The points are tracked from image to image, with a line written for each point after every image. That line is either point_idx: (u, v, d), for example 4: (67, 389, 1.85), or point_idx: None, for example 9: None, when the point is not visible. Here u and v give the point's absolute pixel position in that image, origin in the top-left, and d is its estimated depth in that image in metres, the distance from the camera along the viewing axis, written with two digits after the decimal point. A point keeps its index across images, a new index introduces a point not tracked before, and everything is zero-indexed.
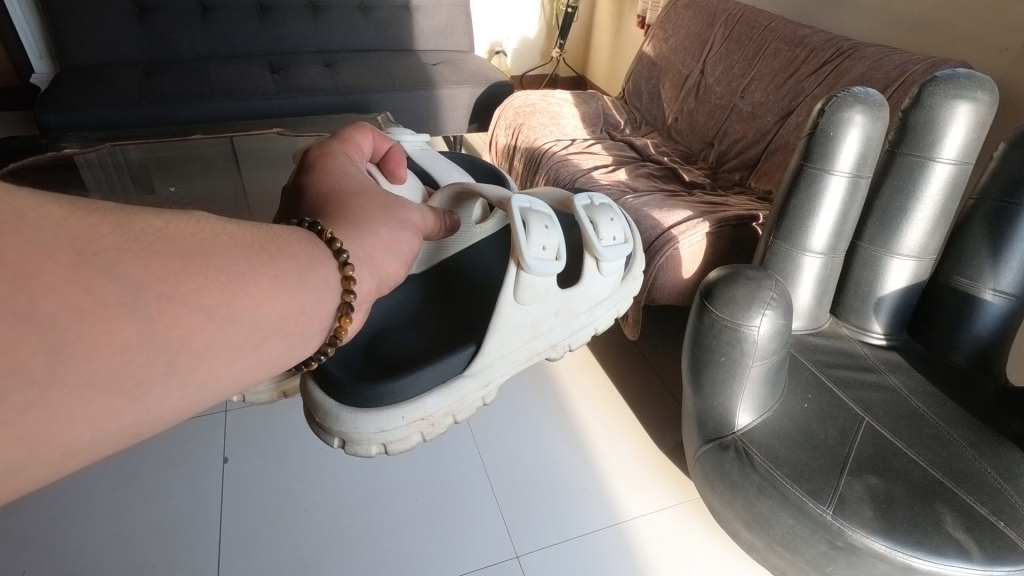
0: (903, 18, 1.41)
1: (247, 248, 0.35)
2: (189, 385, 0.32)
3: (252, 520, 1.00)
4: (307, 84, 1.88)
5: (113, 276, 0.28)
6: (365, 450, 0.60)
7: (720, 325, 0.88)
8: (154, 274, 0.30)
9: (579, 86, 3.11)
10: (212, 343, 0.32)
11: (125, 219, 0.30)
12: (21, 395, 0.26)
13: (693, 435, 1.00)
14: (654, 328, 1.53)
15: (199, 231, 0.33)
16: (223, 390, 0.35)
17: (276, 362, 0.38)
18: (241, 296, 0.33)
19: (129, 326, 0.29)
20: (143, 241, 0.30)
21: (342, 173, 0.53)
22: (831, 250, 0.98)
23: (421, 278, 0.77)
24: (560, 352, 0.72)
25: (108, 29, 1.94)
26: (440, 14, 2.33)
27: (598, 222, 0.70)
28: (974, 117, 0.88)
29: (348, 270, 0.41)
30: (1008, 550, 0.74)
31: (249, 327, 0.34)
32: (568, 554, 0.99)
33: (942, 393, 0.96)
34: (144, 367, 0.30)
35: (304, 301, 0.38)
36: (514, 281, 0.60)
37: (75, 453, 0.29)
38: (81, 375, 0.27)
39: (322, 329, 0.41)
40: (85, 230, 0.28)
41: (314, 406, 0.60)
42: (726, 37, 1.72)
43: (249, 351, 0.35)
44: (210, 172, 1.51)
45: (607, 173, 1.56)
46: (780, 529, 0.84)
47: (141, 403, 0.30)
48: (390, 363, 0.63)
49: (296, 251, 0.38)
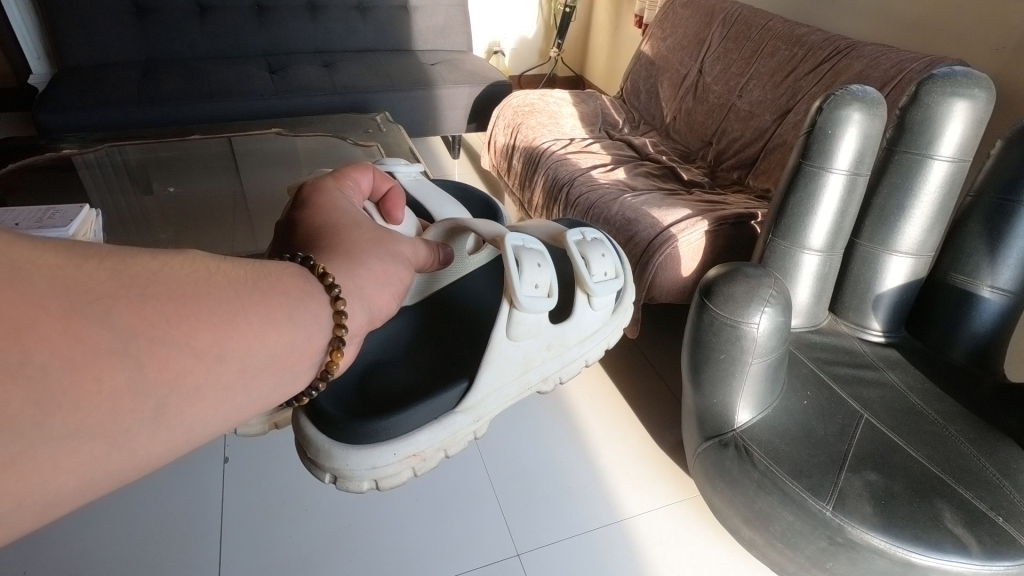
0: (899, 17, 1.41)
1: (240, 286, 0.35)
2: (176, 427, 0.32)
3: (250, 523, 1.01)
4: (307, 84, 1.88)
5: (105, 325, 0.28)
6: (355, 486, 0.58)
7: (719, 321, 0.88)
8: (145, 319, 0.30)
9: (577, 86, 3.12)
10: (202, 384, 0.32)
11: (122, 260, 0.30)
12: (9, 447, 0.26)
13: (693, 432, 1.00)
14: (653, 327, 1.53)
15: (193, 272, 0.33)
16: (213, 428, 0.34)
17: (267, 399, 0.37)
18: (232, 336, 0.33)
19: (119, 372, 0.29)
20: (139, 285, 0.30)
21: (336, 207, 0.52)
22: (830, 247, 0.98)
23: (414, 308, 0.77)
24: (550, 386, 0.72)
25: (106, 28, 1.94)
26: (439, 14, 2.33)
27: (590, 258, 0.70)
28: (970, 115, 0.89)
29: (340, 305, 0.41)
30: (1007, 544, 0.74)
31: (239, 365, 0.34)
32: (569, 553, 0.99)
33: (940, 389, 0.96)
34: (131, 412, 0.30)
35: (295, 337, 0.38)
36: (506, 318, 0.60)
37: (59, 501, 0.29)
38: (69, 425, 0.27)
39: (313, 363, 0.40)
40: (79, 278, 0.28)
41: (306, 442, 0.58)
42: (723, 37, 1.72)
43: (239, 390, 0.35)
44: (210, 172, 1.51)
45: (607, 172, 1.56)
46: (780, 526, 0.85)
47: (127, 447, 0.30)
48: (385, 401, 0.62)
49: (288, 287, 0.38)
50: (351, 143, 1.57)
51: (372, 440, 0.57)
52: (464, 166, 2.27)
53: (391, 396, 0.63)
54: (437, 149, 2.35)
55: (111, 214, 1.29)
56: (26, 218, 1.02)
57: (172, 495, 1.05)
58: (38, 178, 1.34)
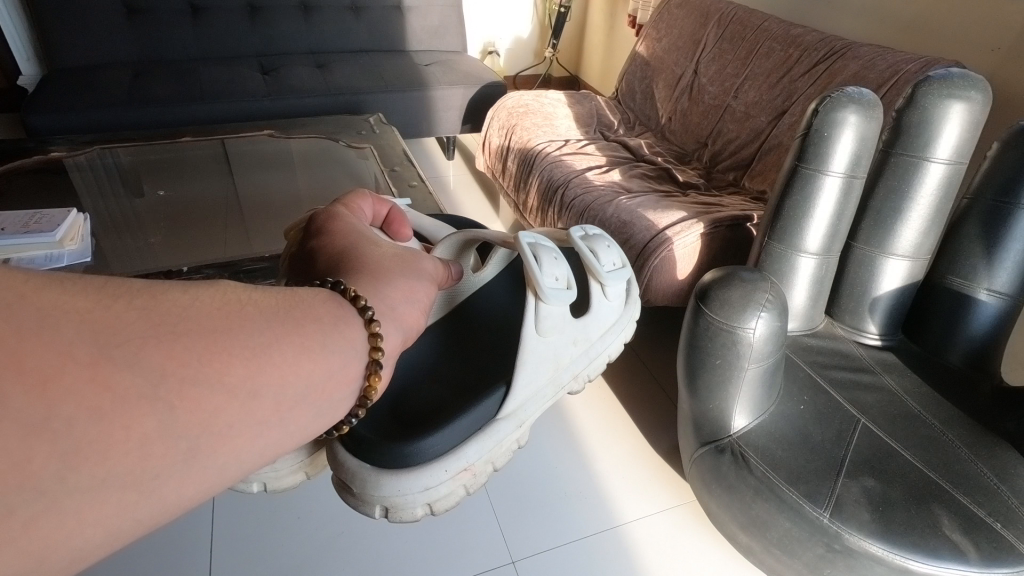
0: (894, 18, 1.41)
1: (272, 317, 0.34)
2: (209, 467, 0.31)
3: (246, 532, 0.99)
4: (299, 85, 1.86)
5: (134, 368, 0.27)
6: (409, 514, 0.56)
7: (715, 326, 0.87)
8: (175, 360, 0.28)
9: (573, 86, 3.12)
10: (235, 421, 0.31)
11: (152, 297, 0.29)
12: (29, 506, 0.24)
13: (689, 436, 0.99)
14: (650, 329, 1.52)
15: (224, 304, 0.32)
16: (246, 467, 0.33)
17: (304, 431, 0.36)
18: (264, 370, 0.32)
19: (149, 418, 0.27)
20: (168, 323, 0.29)
21: (354, 232, 0.51)
22: (826, 250, 0.98)
23: (436, 326, 0.75)
24: (581, 384, 0.70)
25: (96, 29, 1.91)
26: (433, 15, 2.32)
27: (597, 249, 0.70)
28: (967, 116, 0.88)
29: (375, 326, 0.39)
30: (1007, 551, 0.74)
31: (273, 399, 0.33)
32: (567, 558, 0.98)
33: (937, 393, 0.95)
34: (162, 457, 0.28)
35: (330, 364, 0.36)
36: (533, 312, 0.61)
37: (86, 553, 0.27)
38: (95, 476, 0.26)
39: (351, 391, 0.39)
40: (107, 319, 0.27)
41: (346, 476, 0.55)
42: (719, 37, 1.71)
43: (273, 425, 0.33)
44: (201, 173, 1.48)
45: (601, 174, 1.54)
46: (776, 532, 0.84)
47: (156, 494, 0.29)
48: (420, 424, 0.61)
49: (322, 314, 0.37)
50: (343, 144, 1.57)
51: (418, 461, 0.55)
52: (458, 166, 2.25)
53: (424, 419, 0.61)
54: (431, 149, 2.34)
55: (102, 217, 1.27)
56: (12, 222, 1.02)
57: None
58: (28, 182, 1.33)
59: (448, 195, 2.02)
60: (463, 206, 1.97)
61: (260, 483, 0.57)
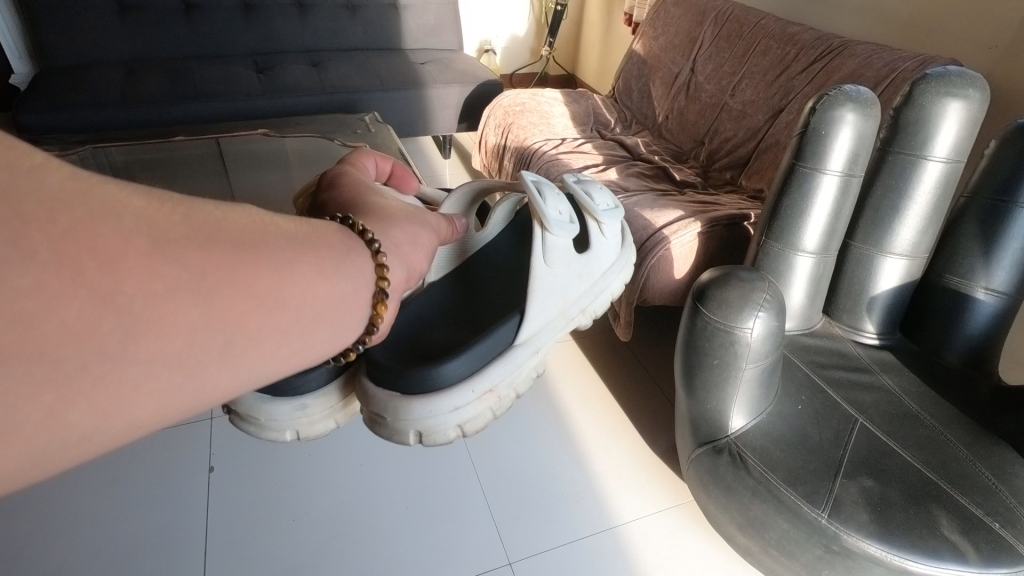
0: (891, 16, 1.41)
1: (293, 240, 0.36)
2: (239, 364, 0.33)
3: (241, 535, 0.98)
4: (294, 84, 1.85)
5: (179, 264, 0.29)
6: (439, 436, 0.57)
7: (712, 326, 0.86)
8: (211, 266, 0.30)
9: (569, 85, 3.11)
10: (262, 326, 0.33)
11: (191, 209, 0.31)
12: (92, 369, 0.27)
13: (686, 437, 0.98)
14: (648, 328, 1.51)
15: (251, 222, 0.34)
16: (270, 371, 0.35)
17: (319, 349, 0.38)
18: (289, 283, 0.34)
19: (190, 310, 0.30)
20: (206, 231, 0.31)
21: (363, 185, 0.51)
22: (823, 249, 0.97)
23: (449, 276, 0.75)
24: (587, 318, 0.72)
25: (88, 27, 1.90)
26: (429, 13, 2.31)
27: (590, 192, 0.75)
28: (964, 114, 0.88)
29: (381, 258, 0.41)
30: (1005, 551, 0.74)
31: (296, 311, 0.35)
32: (565, 560, 0.98)
33: (935, 393, 0.95)
34: (202, 346, 0.31)
35: (342, 290, 0.38)
36: (541, 241, 0.64)
37: (129, 427, 0.30)
38: (146, 352, 0.29)
39: (360, 319, 0.41)
40: (157, 219, 0.29)
41: (371, 404, 0.56)
42: (716, 35, 1.71)
43: (295, 336, 0.35)
44: (194, 172, 1.46)
45: (597, 173, 1.53)
46: (775, 533, 0.83)
47: (196, 379, 0.31)
48: (437, 358, 0.61)
49: (335, 244, 0.39)
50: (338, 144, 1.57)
51: (443, 386, 0.56)
52: (454, 165, 2.24)
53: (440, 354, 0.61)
54: (427, 149, 2.33)
55: None
56: None
57: (157, 504, 1.02)
58: None
59: (444, 194, 2.01)
60: None
61: (293, 429, 0.58)
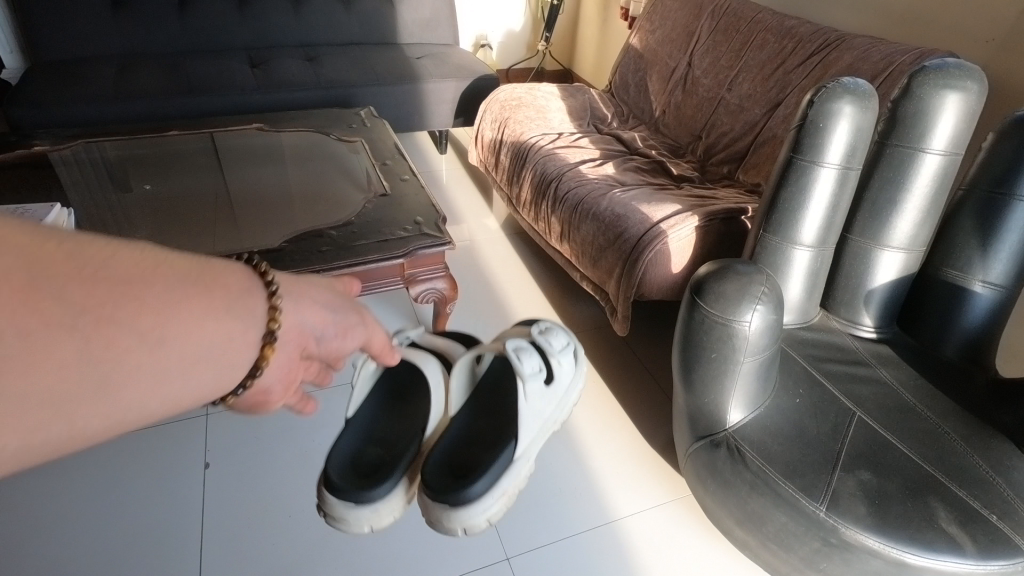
0: (888, 10, 1.40)
1: (186, 277, 0.32)
2: (120, 405, 0.30)
3: (236, 532, 0.97)
4: (289, 79, 1.84)
5: (60, 300, 0.27)
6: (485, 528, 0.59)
7: (710, 320, 0.85)
8: (92, 294, 0.28)
9: (565, 80, 3.10)
10: (143, 368, 0.30)
11: (76, 244, 0.29)
12: None
13: (683, 431, 0.98)
14: (645, 322, 1.51)
15: (138, 256, 0.31)
16: (152, 413, 0.32)
17: (209, 388, 0.34)
18: (177, 321, 0.31)
19: (61, 349, 0.27)
20: (84, 266, 0.28)
21: None
22: (821, 243, 0.97)
23: (469, 402, 0.66)
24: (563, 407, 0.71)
25: (80, 21, 1.88)
26: (425, 8, 2.29)
27: (547, 338, 0.66)
28: (963, 106, 0.88)
29: (276, 299, 0.36)
30: (1003, 543, 0.74)
31: (182, 351, 0.31)
32: (562, 555, 0.97)
33: (933, 386, 0.95)
34: (71, 386, 0.28)
35: (239, 330, 0.34)
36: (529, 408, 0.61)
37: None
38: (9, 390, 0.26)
39: (246, 364, 0.35)
40: (34, 251, 0.27)
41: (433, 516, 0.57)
42: (713, 29, 1.70)
43: (181, 376, 0.32)
44: (187, 166, 1.43)
45: (594, 168, 1.53)
46: (773, 527, 0.83)
47: (63, 423, 0.28)
48: (463, 465, 0.59)
49: (230, 281, 0.34)
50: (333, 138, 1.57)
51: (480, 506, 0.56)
52: (451, 160, 2.23)
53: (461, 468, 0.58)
54: (424, 144, 2.32)
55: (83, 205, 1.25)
56: None
57: (150, 501, 1.01)
58: (11, 175, 1.30)
59: (441, 190, 2.00)
60: (456, 201, 1.95)
61: (367, 525, 0.55)
